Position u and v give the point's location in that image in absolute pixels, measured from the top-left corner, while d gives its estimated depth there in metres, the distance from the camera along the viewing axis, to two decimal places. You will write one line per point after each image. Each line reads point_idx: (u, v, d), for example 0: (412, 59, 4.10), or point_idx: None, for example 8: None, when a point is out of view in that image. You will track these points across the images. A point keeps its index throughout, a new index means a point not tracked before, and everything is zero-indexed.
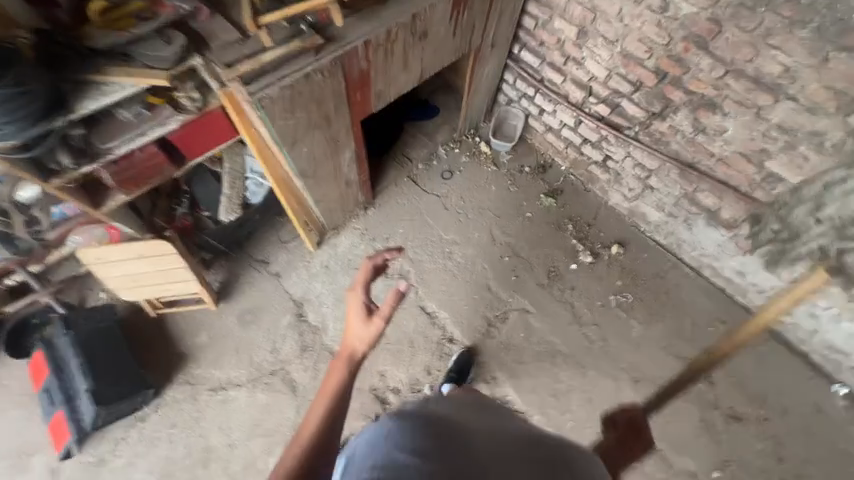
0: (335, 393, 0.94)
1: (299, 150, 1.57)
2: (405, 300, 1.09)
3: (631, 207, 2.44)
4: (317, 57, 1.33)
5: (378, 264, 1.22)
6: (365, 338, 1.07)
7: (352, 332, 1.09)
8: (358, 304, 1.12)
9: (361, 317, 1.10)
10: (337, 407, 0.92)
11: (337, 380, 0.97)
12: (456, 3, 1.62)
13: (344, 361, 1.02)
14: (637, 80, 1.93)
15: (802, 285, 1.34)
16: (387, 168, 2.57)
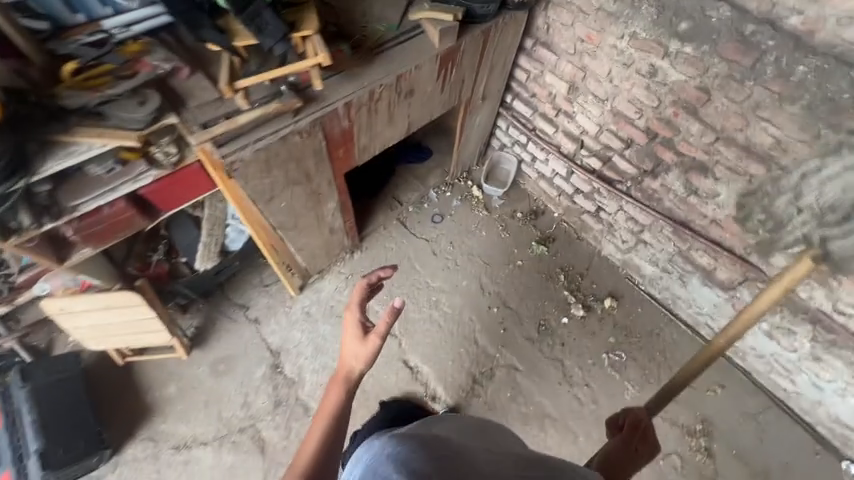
0: (333, 415, 1.08)
1: (276, 205, 1.52)
2: (398, 315, 1.17)
3: (623, 258, 2.38)
4: (296, 120, 1.29)
5: (372, 282, 1.34)
6: (362, 354, 1.21)
7: (349, 350, 1.24)
8: (355, 323, 1.25)
9: (357, 336, 1.24)
10: (339, 420, 1.09)
11: (338, 399, 1.13)
12: (443, 63, 1.61)
13: (341, 385, 1.16)
14: (629, 137, 1.91)
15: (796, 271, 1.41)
16: (376, 212, 2.53)
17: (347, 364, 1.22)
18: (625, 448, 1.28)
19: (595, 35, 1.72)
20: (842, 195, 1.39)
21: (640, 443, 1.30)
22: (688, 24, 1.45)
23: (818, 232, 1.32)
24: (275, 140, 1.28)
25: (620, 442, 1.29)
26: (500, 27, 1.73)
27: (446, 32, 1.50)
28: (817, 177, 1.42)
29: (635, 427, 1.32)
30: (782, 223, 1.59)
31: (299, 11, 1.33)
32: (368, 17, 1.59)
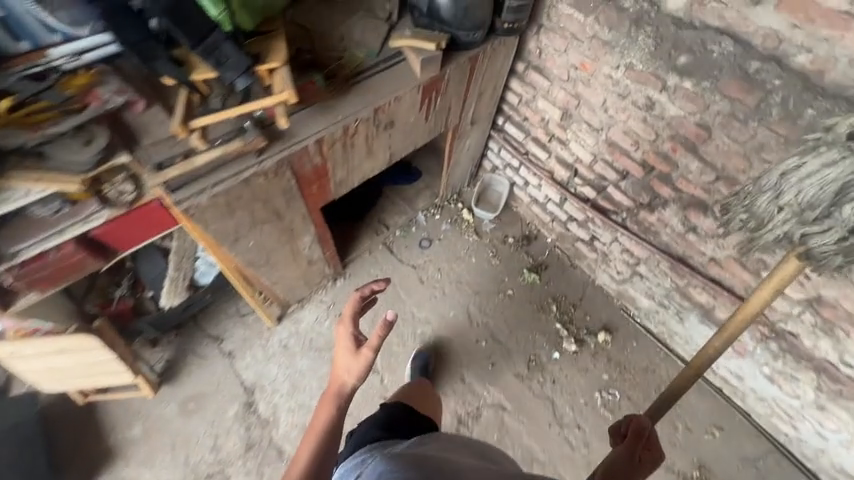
0: (327, 431, 1.08)
1: (243, 245, 1.41)
2: (390, 329, 1.13)
3: (618, 289, 2.28)
4: (259, 160, 1.19)
5: (364, 295, 1.29)
6: (354, 371, 1.16)
7: (342, 363, 1.20)
8: (348, 338, 1.21)
9: (348, 352, 1.19)
10: (329, 437, 1.07)
11: (327, 417, 1.11)
12: (425, 93, 1.51)
13: (333, 400, 1.14)
14: (624, 169, 1.80)
15: (782, 270, 1.11)
16: (362, 236, 2.42)
17: (339, 379, 1.18)
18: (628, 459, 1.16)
19: (589, 63, 1.61)
20: (822, 191, 1.02)
21: (644, 452, 1.17)
22: (688, 58, 1.35)
23: (804, 231, 1.06)
24: (236, 182, 1.17)
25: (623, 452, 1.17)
26: (489, 53, 1.62)
27: (428, 62, 1.39)
28: (795, 176, 1.08)
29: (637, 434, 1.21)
30: (763, 223, 1.16)
31: (267, 41, 1.22)
32: (347, 45, 1.49)
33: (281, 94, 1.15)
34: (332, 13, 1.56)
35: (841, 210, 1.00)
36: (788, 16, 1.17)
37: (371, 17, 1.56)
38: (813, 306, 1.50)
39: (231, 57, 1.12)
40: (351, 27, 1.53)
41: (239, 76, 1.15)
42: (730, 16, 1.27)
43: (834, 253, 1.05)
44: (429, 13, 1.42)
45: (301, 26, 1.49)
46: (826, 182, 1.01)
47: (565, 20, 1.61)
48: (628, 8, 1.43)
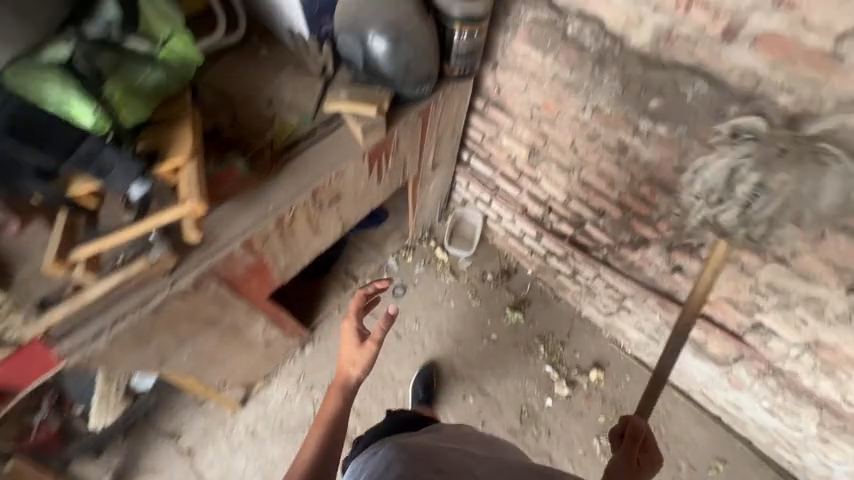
0: (330, 420, 1.18)
1: (174, 363, 1.19)
2: (392, 320, 1.28)
3: (606, 321, 2.15)
4: (172, 280, 0.98)
5: (368, 293, 1.42)
6: (359, 362, 1.29)
7: (346, 354, 1.31)
8: (352, 331, 1.33)
9: (354, 343, 1.32)
10: (335, 423, 1.18)
11: (335, 402, 1.23)
12: (372, 158, 1.32)
13: (339, 390, 1.25)
14: (601, 208, 1.66)
15: (715, 255, 1.09)
16: (328, 293, 2.18)
17: (344, 368, 1.30)
18: (626, 462, 1.18)
19: (553, 104, 1.46)
20: (716, 180, 1.06)
21: (642, 454, 1.19)
22: (661, 102, 1.22)
23: (711, 214, 1.06)
24: (146, 312, 0.96)
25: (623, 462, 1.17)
26: (441, 102, 1.43)
27: (369, 130, 1.21)
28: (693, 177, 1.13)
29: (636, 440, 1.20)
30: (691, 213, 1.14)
31: (168, 133, 0.99)
32: (276, 111, 1.29)
33: (183, 205, 0.92)
34: (258, 74, 1.36)
35: (736, 191, 1.02)
36: (767, 57, 1.05)
37: (302, 73, 1.35)
38: (811, 348, 1.39)
39: (117, 167, 0.90)
40: (279, 88, 1.33)
41: (132, 185, 0.94)
42: (701, 54, 1.13)
43: (741, 227, 1.03)
44: (365, 67, 1.21)
45: (222, 95, 1.30)
46: (712, 176, 1.07)
47: (521, 58, 1.43)
48: (589, 47, 1.27)
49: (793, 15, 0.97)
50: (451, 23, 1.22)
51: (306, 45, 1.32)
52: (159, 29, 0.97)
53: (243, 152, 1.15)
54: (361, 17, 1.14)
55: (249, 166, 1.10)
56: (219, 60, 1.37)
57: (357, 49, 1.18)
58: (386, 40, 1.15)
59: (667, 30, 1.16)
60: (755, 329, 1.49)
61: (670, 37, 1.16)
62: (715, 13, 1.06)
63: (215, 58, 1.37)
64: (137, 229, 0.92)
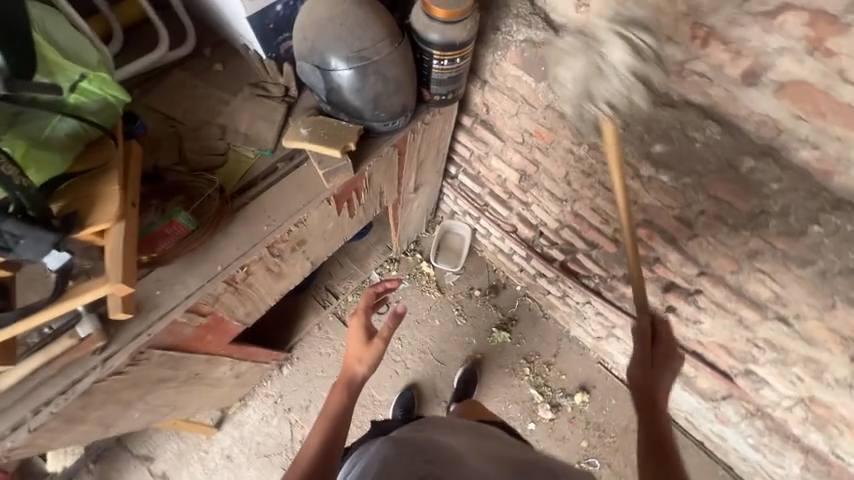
0: (332, 418, 1.06)
1: (125, 421, 1.11)
2: (401, 320, 1.14)
3: (594, 344, 2.07)
4: (103, 359, 0.87)
5: (379, 291, 1.29)
6: (365, 358, 1.17)
7: (351, 351, 1.20)
8: (360, 328, 1.21)
9: (361, 340, 1.20)
10: (338, 423, 1.05)
11: (337, 401, 1.10)
12: (340, 198, 1.17)
13: (343, 387, 1.13)
14: (595, 240, 1.54)
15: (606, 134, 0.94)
16: (307, 308, 2.02)
17: (349, 366, 1.18)
18: (645, 368, 0.97)
19: (545, 132, 1.30)
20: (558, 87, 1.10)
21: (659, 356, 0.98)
22: (666, 147, 1.07)
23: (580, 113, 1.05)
24: (73, 397, 0.86)
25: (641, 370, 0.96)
26: (420, 129, 1.26)
27: (332, 175, 1.06)
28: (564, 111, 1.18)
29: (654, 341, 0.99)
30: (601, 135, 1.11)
31: (89, 189, 0.86)
32: (231, 143, 1.12)
33: (105, 284, 0.82)
34: (210, 95, 1.17)
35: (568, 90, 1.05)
36: (792, 107, 0.89)
37: (261, 95, 1.16)
38: (804, 402, 1.30)
39: (21, 240, 0.76)
40: (234, 115, 1.15)
41: (46, 255, 0.80)
42: (717, 95, 0.97)
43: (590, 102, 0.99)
44: (328, 98, 1.04)
45: (169, 123, 1.13)
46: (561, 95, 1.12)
47: (512, 80, 1.26)
48: None
49: (830, 63, 0.81)
50: (431, 46, 1.04)
51: (265, 67, 1.17)
52: (68, 69, 0.80)
53: (188, 199, 1.01)
54: (321, 42, 0.95)
55: (193, 219, 0.97)
56: (166, 78, 1.19)
57: (319, 78, 1.01)
58: (351, 70, 0.97)
59: (679, 64, 0.98)
60: (747, 375, 1.38)
61: (682, 72, 0.98)
62: (736, 52, 0.90)
63: (162, 77, 1.19)
64: (56, 309, 0.82)
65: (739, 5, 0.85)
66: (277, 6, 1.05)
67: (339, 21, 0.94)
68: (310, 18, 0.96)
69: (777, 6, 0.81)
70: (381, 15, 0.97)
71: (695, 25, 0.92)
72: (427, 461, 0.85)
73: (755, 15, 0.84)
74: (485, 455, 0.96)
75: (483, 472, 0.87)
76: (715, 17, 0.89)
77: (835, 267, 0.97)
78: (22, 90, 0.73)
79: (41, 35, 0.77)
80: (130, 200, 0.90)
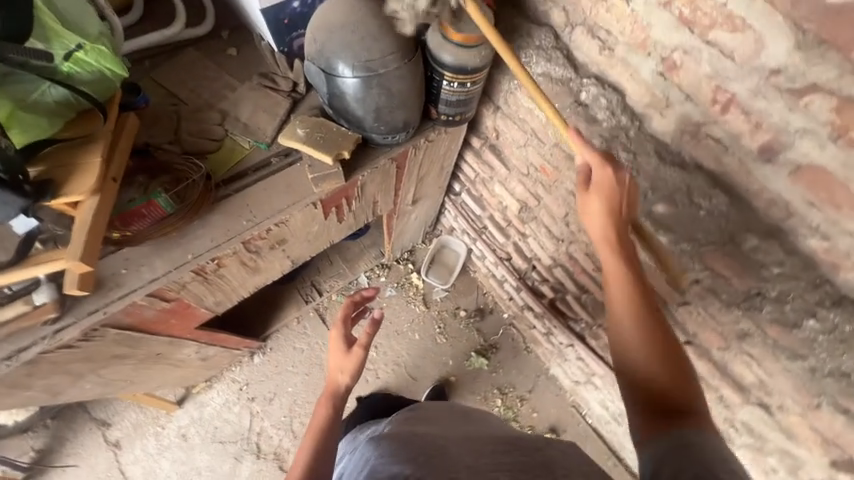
0: (321, 432, 0.95)
1: (78, 388, 1.10)
2: (379, 325, 1.08)
3: (571, 387, 1.94)
4: (54, 330, 0.87)
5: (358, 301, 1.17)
6: (346, 368, 1.06)
7: (331, 365, 1.08)
8: (337, 339, 1.09)
9: (340, 350, 1.08)
10: (327, 435, 0.95)
11: (323, 413, 0.99)
12: (328, 203, 1.15)
13: (326, 400, 1.02)
14: (585, 286, 1.48)
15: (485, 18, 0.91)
16: (287, 302, 1.91)
17: (330, 380, 1.06)
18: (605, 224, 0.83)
19: (550, 169, 1.27)
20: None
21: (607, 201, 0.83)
22: None
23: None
24: (16, 365, 0.86)
25: (607, 226, 0.83)
26: (423, 146, 1.22)
27: (320, 181, 1.05)
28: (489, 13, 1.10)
29: (612, 192, 0.83)
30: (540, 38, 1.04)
31: (72, 159, 0.86)
32: (229, 130, 1.09)
33: (63, 260, 0.81)
34: (217, 78, 1.15)
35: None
36: (806, 192, 0.83)
37: (268, 87, 1.14)
38: None
39: None
40: (238, 102, 1.12)
41: (13, 219, 0.83)
42: (729, 164, 0.92)
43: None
44: (330, 102, 1.02)
45: (172, 100, 1.11)
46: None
47: (524, 112, 1.22)
48: (601, 121, 1.06)
49: (852, 154, 0.75)
50: (443, 68, 1.01)
51: (276, 60, 1.15)
52: (65, 39, 0.82)
53: (173, 181, 0.99)
54: (330, 47, 0.93)
55: (173, 202, 0.95)
56: (179, 54, 1.17)
57: (323, 81, 0.99)
58: (355, 78, 0.94)
59: (695, 125, 0.93)
60: None
61: (697, 133, 0.93)
62: (756, 124, 0.84)
63: (175, 52, 1.17)
64: (15, 274, 0.83)
65: (766, 77, 0.79)
66: (294, 2, 1.05)
67: (351, 29, 0.92)
68: (323, 21, 0.94)
69: (804, 85, 0.76)
70: (396, 29, 0.95)
71: (717, 89, 0.86)
72: (410, 460, 0.80)
73: (781, 90, 0.79)
74: (472, 442, 0.89)
75: (469, 464, 0.80)
76: (738, 85, 0.83)
77: (826, 367, 0.90)
78: (9, 53, 0.74)
79: (42, 0, 0.80)
80: (111, 176, 0.89)
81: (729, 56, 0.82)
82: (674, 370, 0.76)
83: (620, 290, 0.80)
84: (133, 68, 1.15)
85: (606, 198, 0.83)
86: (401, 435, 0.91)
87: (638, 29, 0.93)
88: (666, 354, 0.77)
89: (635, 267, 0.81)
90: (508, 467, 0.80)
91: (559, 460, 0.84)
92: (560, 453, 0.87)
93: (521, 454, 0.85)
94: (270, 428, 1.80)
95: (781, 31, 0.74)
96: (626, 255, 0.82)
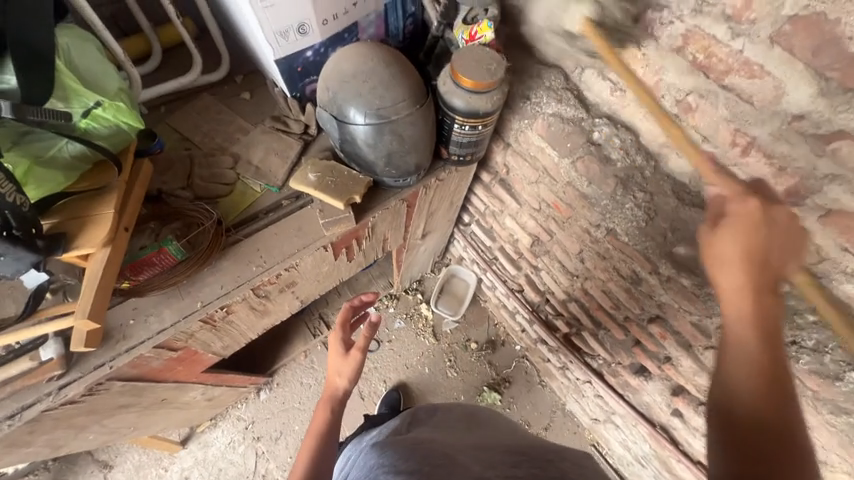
0: (320, 437, 0.88)
1: (85, 435, 1.07)
2: (377, 329, 0.96)
3: (590, 425, 1.75)
4: (59, 386, 0.86)
5: (357, 303, 1.04)
6: (344, 371, 0.97)
7: (330, 368, 0.99)
8: (335, 343, 0.99)
9: (338, 354, 0.99)
10: (325, 444, 0.87)
11: (320, 420, 0.92)
12: (338, 244, 1.13)
13: (324, 407, 0.94)
14: (603, 323, 1.37)
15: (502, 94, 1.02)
16: (291, 338, 1.84)
17: (329, 384, 0.98)
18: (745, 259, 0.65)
19: (563, 206, 1.23)
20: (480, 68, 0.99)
21: (741, 232, 0.67)
22: (689, 250, 1.01)
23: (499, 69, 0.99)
24: (19, 424, 0.84)
25: (743, 261, 0.65)
26: (434, 186, 1.22)
27: (330, 225, 1.04)
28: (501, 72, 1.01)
29: (758, 230, 0.67)
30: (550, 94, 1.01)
31: (85, 211, 0.86)
32: (241, 173, 1.09)
33: (75, 315, 0.81)
34: (230, 122, 1.16)
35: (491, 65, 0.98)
36: (837, 236, 0.79)
37: (281, 129, 1.15)
38: None
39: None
40: (250, 146, 1.13)
41: (25, 274, 0.80)
42: None
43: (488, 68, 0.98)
44: (342, 147, 1.02)
45: (185, 145, 1.12)
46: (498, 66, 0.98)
47: (535, 150, 1.21)
48: (615, 161, 1.06)
49: None
50: (454, 112, 1.02)
51: (288, 104, 1.16)
52: (84, 95, 0.84)
53: (184, 227, 0.99)
54: (342, 95, 0.94)
55: (183, 249, 0.94)
56: (194, 99, 1.19)
57: (334, 127, 0.99)
58: (367, 125, 0.95)
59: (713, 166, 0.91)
60: None
61: None
62: (780, 168, 0.82)
63: (190, 98, 1.20)
64: (24, 331, 0.82)
65: (788, 123, 0.78)
66: (307, 52, 1.07)
67: (362, 78, 0.93)
68: (335, 70, 0.95)
69: (831, 131, 0.73)
70: (407, 76, 0.96)
71: (736, 132, 0.85)
72: (412, 470, 0.63)
73: (805, 135, 0.77)
74: (479, 451, 0.72)
75: (477, 474, 0.63)
76: (759, 129, 0.82)
77: None
78: (28, 116, 0.74)
79: (63, 62, 0.83)
80: (122, 225, 0.89)
81: (747, 101, 0.81)
82: (799, 462, 0.52)
83: (744, 333, 0.60)
84: (150, 114, 1.17)
85: (750, 236, 0.66)
86: (401, 442, 0.75)
87: (651, 71, 0.93)
88: (795, 439, 0.53)
89: (774, 322, 0.61)
90: (520, 477, 0.63)
91: (573, 475, 0.66)
92: (573, 466, 0.70)
93: (532, 466, 0.67)
94: (276, 470, 1.70)
95: (801, 79, 0.73)
96: (767, 306, 0.62)
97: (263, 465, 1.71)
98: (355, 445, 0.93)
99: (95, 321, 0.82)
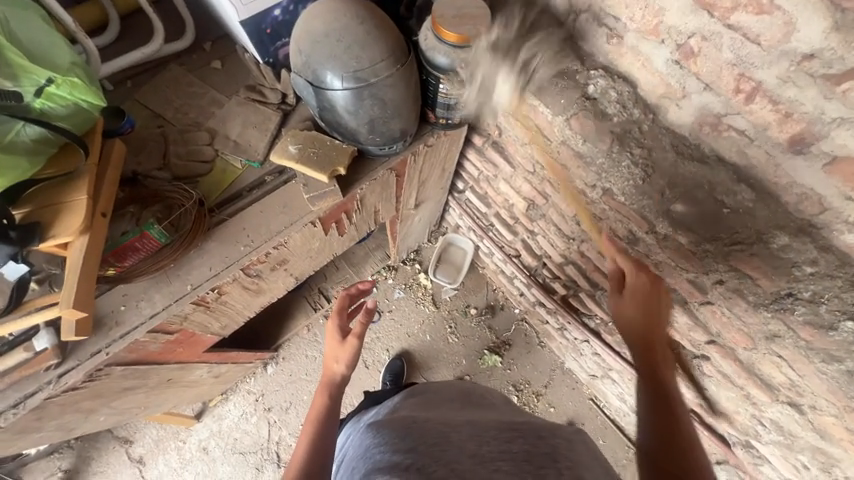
0: (321, 421, 0.89)
1: (98, 415, 1.10)
2: (373, 315, 0.97)
3: (588, 381, 1.81)
4: (58, 374, 0.87)
5: (353, 294, 1.05)
6: (342, 357, 0.97)
7: (328, 355, 1.00)
8: (332, 332, 1.00)
9: (335, 340, 0.99)
10: (326, 427, 0.88)
11: (319, 405, 0.93)
12: (327, 219, 1.11)
13: (322, 392, 0.95)
14: (600, 283, 1.36)
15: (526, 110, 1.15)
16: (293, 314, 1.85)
17: (327, 370, 0.99)
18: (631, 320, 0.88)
19: (558, 168, 1.18)
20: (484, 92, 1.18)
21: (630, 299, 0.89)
22: (688, 207, 0.92)
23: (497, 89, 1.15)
24: (24, 411, 0.86)
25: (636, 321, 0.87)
26: (422, 152, 1.16)
27: (316, 199, 1.00)
28: None
29: (643, 293, 0.89)
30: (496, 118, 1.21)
31: (57, 199, 0.83)
32: (219, 149, 1.04)
33: (59, 305, 0.80)
34: (203, 95, 1.09)
35: None
36: (842, 184, 0.76)
37: (256, 100, 1.08)
38: None
39: None
40: (225, 120, 1.06)
41: (3, 265, 0.80)
42: (754, 157, 0.85)
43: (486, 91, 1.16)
44: (322, 116, 0.97)
45: (157, 122, 1.06)
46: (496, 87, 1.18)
47: (527, 109, 1.14)
48: (612, 115, 0.99)
49: None
50: (438, 70, 0.95)
51: (261, 71, 1.09)
52: (33, 72, 0.78)
53: (166, 210, 0.95)
54: (316, 58, 0.87)
55: (166, 232, 0.91)
56: (162, 71, 1.11)
57: (311, 94, 0.93)
58: (345, 90, 0.88)
59: (715, 116, 0.86)
60: (747, 447, 1.25)
61: (718, 125, 0.86)
62: (786, 114, 0.77)
63: (157, 70, 1.12)
64: (14, 323, 0.82)
65: (798, 63, 0.72)
66: (275, 10, 0.98)
67: (335, 37, 0.85)
68: (306, 29, 0.87)
69: (843, 70, 0.68)
70: (385, 33, 0.88)
71: (740, 77, 0.79)
72: (408, 450, 0.65)
73: (814, 76, 0.71)
74: (473, 427, 0.74)
75: (472, 451, 0.65)
76: (765, 72, 0.76)
77: None
78: None
79: (3, 34, 0.76)
80: (99, 210, 0.85)
81: (753, 41, 0.75)
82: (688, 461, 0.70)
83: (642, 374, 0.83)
84: (116, 90, 1.09)
85: (644, 301, 0.88)
86: (396, 422, 0.76)
87: (650, 13, 0.86)
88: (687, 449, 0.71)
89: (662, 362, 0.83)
90: (513, 453, 0.65)
91: (565, 451, 0.67)
92: (566, 442, 0.70)
93: (524, 441, 0.68)
94: (289, 436, 1.78)
95: (815, 12, 0.67)
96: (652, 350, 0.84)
97: (276, 433, 1.78)
98: (352, 426, 0.94)
99: (80, 310, 0.80)
